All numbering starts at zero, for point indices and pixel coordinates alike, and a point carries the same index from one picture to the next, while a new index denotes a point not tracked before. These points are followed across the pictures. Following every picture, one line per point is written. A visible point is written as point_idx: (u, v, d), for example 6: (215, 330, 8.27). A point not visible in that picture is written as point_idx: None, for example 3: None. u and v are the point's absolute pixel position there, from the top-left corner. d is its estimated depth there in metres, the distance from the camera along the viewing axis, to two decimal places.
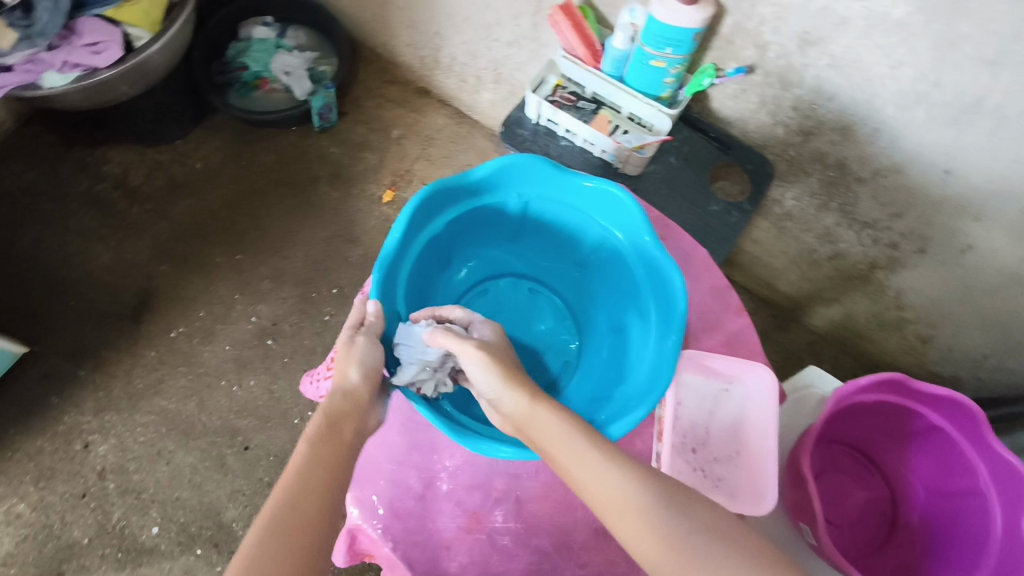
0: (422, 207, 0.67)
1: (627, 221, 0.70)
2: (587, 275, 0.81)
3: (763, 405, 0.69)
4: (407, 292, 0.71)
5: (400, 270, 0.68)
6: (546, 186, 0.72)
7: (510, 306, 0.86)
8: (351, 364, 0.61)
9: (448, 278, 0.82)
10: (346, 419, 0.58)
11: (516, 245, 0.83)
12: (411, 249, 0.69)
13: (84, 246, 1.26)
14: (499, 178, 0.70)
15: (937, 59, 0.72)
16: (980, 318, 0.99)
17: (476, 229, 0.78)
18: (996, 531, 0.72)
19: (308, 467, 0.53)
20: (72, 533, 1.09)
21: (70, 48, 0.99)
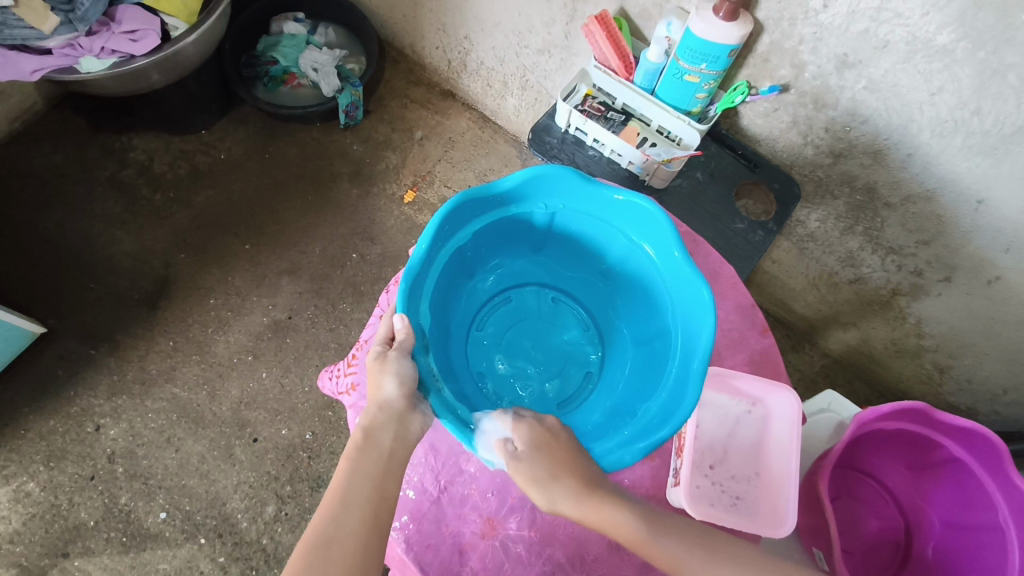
0: (451, 217, 0.66)
1: (659, 237, 0.68)
2: (612, 287, 0.80)
3: (785, 430, 0.67)
4: (432, 303, 0.69)
5: (426, 280, 0.66)
6: (577, 198, 0.70)
7: (533, 315, 0.85)
8: (387, 374, 0.59)
9: (472, 287, 0.80)
10: (384, 430, 0.59)
11: (541, 255, 0.82)
12: (437, 258, 0.68)
13: (107, 230, 1.28)
14: (531, 188, 0.69)
15: (979, 87, 0.70)
16: (1003, 351, 0.97)
17: (503, 239, 0.76)
18: (1013, 568, 0.69)
19: (349, 485, 0.56)
20: (78, 514, 1.10)
21: (109, 34, 1.01)
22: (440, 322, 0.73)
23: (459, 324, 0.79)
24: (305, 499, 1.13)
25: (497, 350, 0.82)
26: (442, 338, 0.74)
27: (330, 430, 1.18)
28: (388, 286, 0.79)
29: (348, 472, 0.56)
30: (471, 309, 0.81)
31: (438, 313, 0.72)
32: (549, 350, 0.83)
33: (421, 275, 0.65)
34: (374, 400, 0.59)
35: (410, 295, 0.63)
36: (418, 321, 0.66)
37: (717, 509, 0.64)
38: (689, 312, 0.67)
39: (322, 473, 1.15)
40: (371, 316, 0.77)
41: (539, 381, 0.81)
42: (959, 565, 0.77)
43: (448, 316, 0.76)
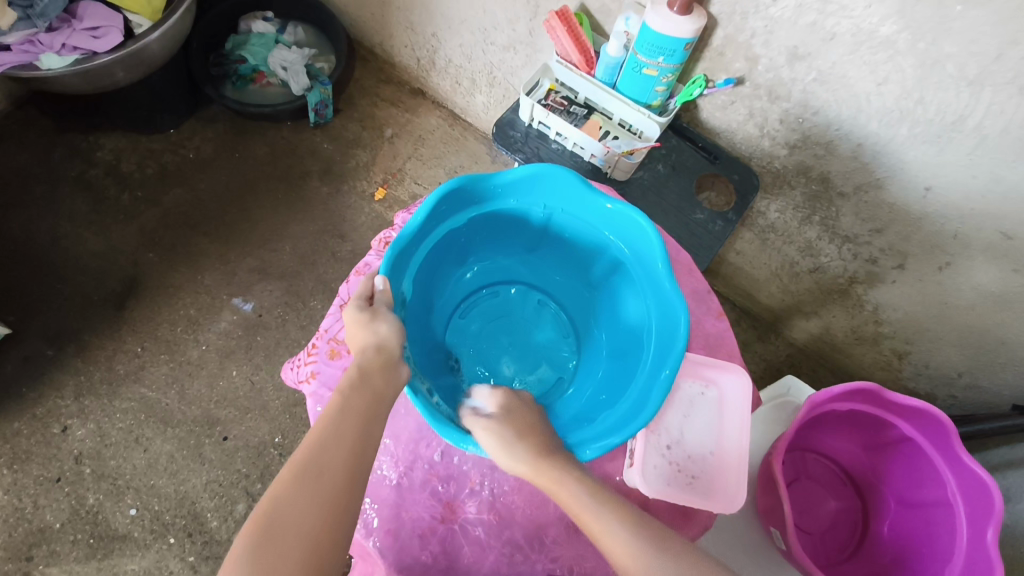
0: (449, 198, 0.66)
1: (647, 252, 0.68)
2: (597, 297, 0.80)
3: (738, 408, 0.70)
4: (417, 278, 0.70)
5: (414, 254, 0.67)
6: (574, 204, 0.70)
7: (515, 313, 0.85)
8: (385, 318, 0.60)
9: (461, 276, 0.81)
10: (378, 372, 0.58)
11: (532, 257, 0.82)
12: (427, 238, 0.68)
13: (73, 230, 1.26)
14: (529, 185, 0.69)
15: (921, 77, 0.73)
16: (957, 336, 0.99)
17: (496, 234, 0.77)
18: (960, 539, 0.72)
19: (337, 419, 0.54)
20: (44, 517, 1.09)
21: (70, 31, 1.01)
22: (421, 302, 0.73)
23: (441, 308, 0.80)
24: None
25: (476, 343, 0.83)
26: (422, 317, 0.74)
27: (301, 427, 1.18)
28: (351, 276, 0.79)
29: (340, 406, 0.55)
30: (456, 298, 0.82)
31: (422, 292, 0.73)
32: (526, 349, 0.84)
33: (409, 246, 0.65)
34: (366, 343, 0.59)
35: (394, 265, 0.63)
36: (400, 292, 0.66)
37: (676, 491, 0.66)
38: (664, 333, 0.66)
39: None
40: (332, 305, 0.77)
41: (511, 379, 0.81)
42: (910, 541, 0.79)
43: (432, 298, 0.76)
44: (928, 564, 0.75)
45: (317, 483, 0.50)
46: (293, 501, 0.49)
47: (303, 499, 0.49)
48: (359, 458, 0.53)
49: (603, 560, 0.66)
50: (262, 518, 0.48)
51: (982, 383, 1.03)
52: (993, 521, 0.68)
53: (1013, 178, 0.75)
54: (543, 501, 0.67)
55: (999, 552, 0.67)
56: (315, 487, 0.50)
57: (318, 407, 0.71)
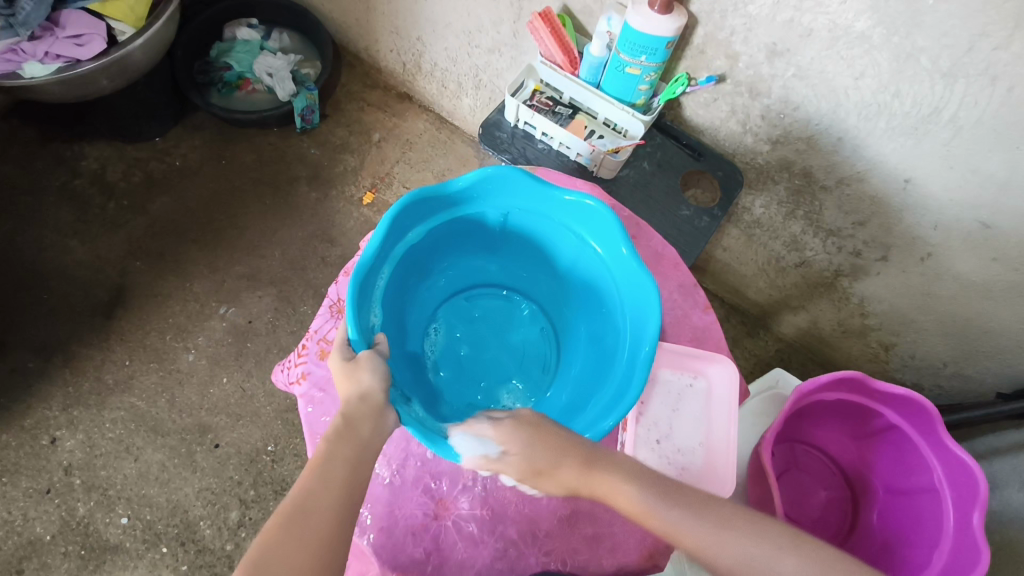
0: (498, 183, 0.68)
1: (639, 327, 0.66)
2: (586, 346, 0.77)
3: (725, 398, 0.70)
4: (430, 237, 0.71)
5: (441, 213, 0.69)
6: (609, 250, 0.69)
7: (511, 323, 0.84)
8: (368, 365, 0.57)
9: (485, 263, 0.82)
10: (365, 420, 0.56)
11: (552, 287, 0.81)
12: (456, 211, 0.70)
13: (59, 240, 1.26)
14: (576, 213, 0.69)
15: (897, 71, 0.74)
16: (941, 326, 1.01)
17: (531, 246, 0.76)
18: (948, 524, 0.73)
19: (324, 467, 0.54)
20: (34, 529, 1.08)
21: (53, 39, 1.01)
22: (427, 258, 0.75)
23: (450, 277, 0.81)
24: (270, 503, 1.12)
25: (464, 337, 0.83)
26: (421, 272, 0.76)
27: (294, 433, 1.17)
28: (339, 278, 0.79)
29: (324, 454, 0.55)
30: (472, 279, 0.83)
31: (434, 250, 0.75)
32: (503, 361, 0.82)
33: (437, 200, 0.67)
34: (350, 393, 0.57)
35: (408, 212, 0.66)
36: (405, 237, 0.68)
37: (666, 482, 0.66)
38: (623, 379, 0.64)
39: (287, 476, 1.15)
40: (321, 306, 0.78)
41: (465, 374, 0.80)
42: (899, 528, 0.80)
43: (443, 260, 0.78)
44: (917, 550, 0.76)
45: (305, 531, 0.50)
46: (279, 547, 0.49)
47: (290, 547, 0.49)
48: (348, 502, 0.53)
49: (596, 553, 0.66)
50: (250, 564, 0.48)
51: (967, 372, 1.04)
52: (980, 505, 0.70)
53: (989, 168, 0.77)
54: (535, 496, 0.67)
55: (985, 536, 0.68)
56: (302, 532, 0.50)
57: (309, 409, 0.72)
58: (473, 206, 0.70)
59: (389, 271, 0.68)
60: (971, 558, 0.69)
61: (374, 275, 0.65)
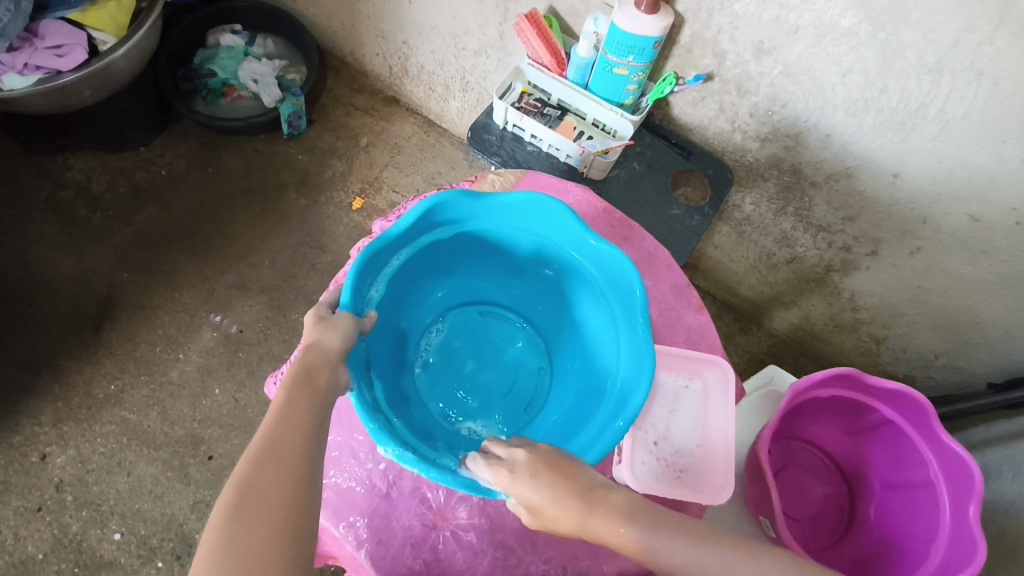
0: (537, 210, 0.66)
1: (634, 374, 0.63)
2: (575, 390, 0.74)
3: (721, 400, 0.70)
4: (457, 239, 0.71)
5: (472, 221, 0.68)
6: (623, 301, 0.66)
7: (509, 349, 0.82)
8: (336, 325, 0.57)
9: (507, 284, 0.80)
10: (323, 370, 0.55)
11: (564, 326, 0.78)
12: (487, 224, 0.69)
13: (44, 253, 1.24)
14: (597, 260, 0.67)
15: (883, 66, 0.74)
16: (932, 319, 1.01)
17: (553, 277, 0.74)
18: (944, 518, 0.73)
19: (285, 416, 0.52)
20: (26, 548, 1.06)
21: (33, 50, 1.00)
22: (451, 259, 0.74)
23: (467, 285, 0.80)
24: None
25: (460, 351, 0.81)
26: (440, 270, 0.75)
27: None
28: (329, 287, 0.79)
29: (283, 402, 0.53)
30: (491, 295, 0.82)
31: (463, 254, 0.74)
32: (489, 388, 0.80)
33: (473, 211, 0.67)
34: (313, 345, 0.56)
35: (443, 207, 0.65)
36: (434, 231, 0.67)
37: (665, 484, 0.66)
38: (607, 418, 0.62)
39: None
40: (313, 317, 0.77)
41: (448, 379, 0.79)
42: (896, 523, 0.81)
43: (468, 266, 0.77)
44: (914, 544, 0.77)
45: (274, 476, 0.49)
46: (254, 485, 0.48)
47: (259, 495, 0.48)
48: (310, 445, 0.52)
49: (596, 558, 0.66)
50: (226, 512, 0.47)
51: (958, 363, 1.04)
52: (976, 497, 0.70)
53: (976, 161, 0.77)
54: None
55: (981, 528, 0.69)
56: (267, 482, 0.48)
57: None
58: (508, 225, 0.69)
59: (408, 257, 0.67)
60: (968, 552, 0.69)
61: (390, 254, 0.65)
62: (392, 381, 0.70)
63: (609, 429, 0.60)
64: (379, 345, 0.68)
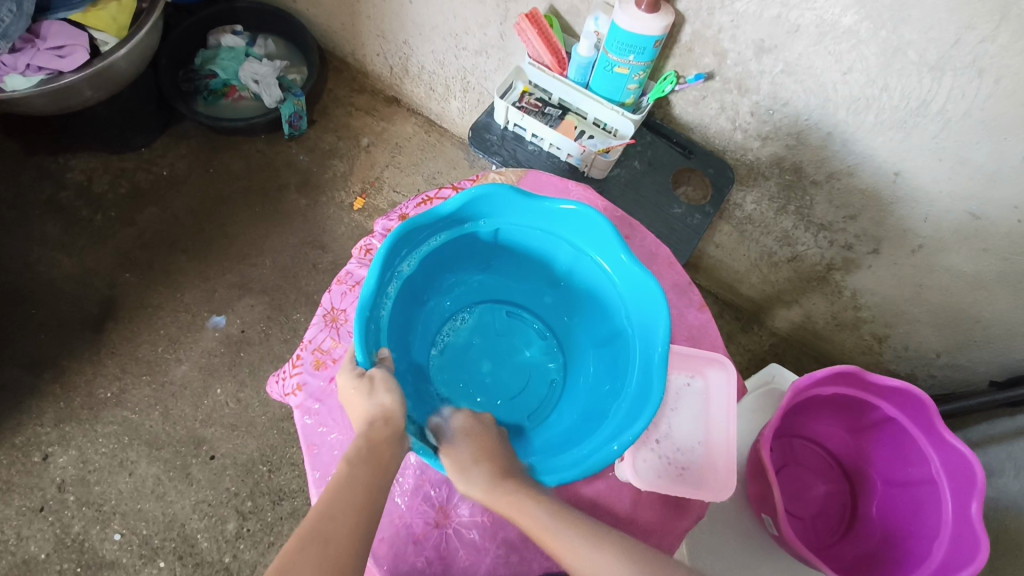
0: (584, 222, 0.67)
1: (642, 400, 0.62)
2: (582, 407, 0.72)
3: (723, 398, 0.71)
4: (501, 235, 0.72)
5: (519, 218, 0.69)
6: (644, 328, 0.66)
7: (527, 357, 0.81)
8: (385, 385, 0.56)
9: (543, 294, 0.80)
10: (385, 444, 0.55)
11: (588, 345, 0.77)
12: (532, 226, 0.70)
13: (45, 254, 1.24)
14: (630, 283, 0.67)
15: (884, 65, 0.75)
16: (934, 317, 1.01)
17: (588, 294, 0.74)
18: (947, 515, 0.73)
19: (342, 490, 0.52)
20: (28, 548, 1.06)
21: (35, 51, 1.00)
22: (491, 254, 0.75)
23: (502, 284, 0.81)
24: (267, 514, 1.11)
25: (480, 347, 0.80)
26: (478, 261, 0.77)
27: (290, 442, 1.16)
28: (331, 287, 0.79)
29: (342, 478, 0.53)
30: (524, 301, 0.81)
31: (506, 253, 0.75)
32: (498, 389, 0.78)
33: (520, 208, 0.68)
34: (368, 414, 0.56)
35: (492, 200, 0.67)
36: (480, 222, 0.69)
37: (668, 482, 0.66)
38: (610, 436, 0.62)
39: (284, 486, 1.14)
40: (315, 316, 0.77)
41: (459, 371, 0.78)
42: (899, 521, 0.81)
43: (508, 266, 0.77)
44: (916, 541, 0.77)
45: (327, 551, 0.48)
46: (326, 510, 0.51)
47: (308, 564, 0.47)
48: (366, 526, 0.52)
49: None
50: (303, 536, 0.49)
51: (959, 361, 1.04)
52: (978, 493, 0.70)
53: (978, 159, 0.77)
54: None
55: (983, 525, 0.69)
56: (320, 555, 0.48)
57: (307, 419, 0.71)
58: (551, 229, 0.70)
59: (445, 242, 0.69)
60: (969, 550, 0.69)
61: (431, 231, 0.67)
62: (403, 361, 0.70)
63: (603, 450, 0.61)
64: (398, 320, 0.69)
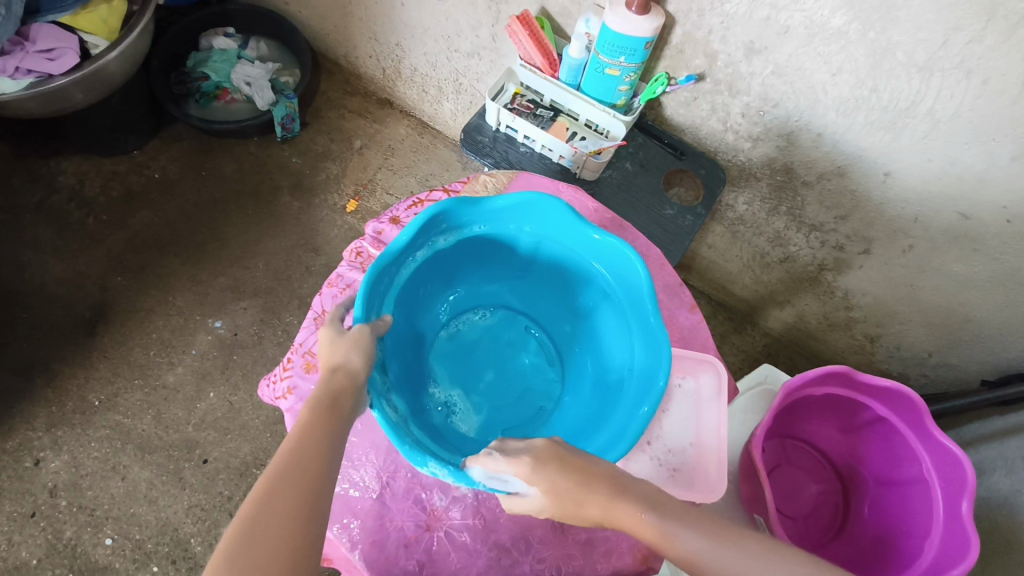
0: (624, 262, 0.67)
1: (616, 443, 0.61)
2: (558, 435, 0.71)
3: (713, 398, 0.71)
4: (544, 249, 0.72)
5: (567, 239, 0.70)
6: (638, 393, 0.65)
7: (528, 373, 0.79)
8: (358, 345, 0.57)
9: (567, 324, 0.79)
10: (347, 393, 0.54)
11: (586, 384, 0.75)
12: (577, 251, 0.70)
13: (37, 257, 1.23)
14: (647, 333, 0.66)
15: (873, 66, 0.75)
16: (925, 317, 1.02)
17: (607, 330, 0.73)
18: (938, 513, 0.74)
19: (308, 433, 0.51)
20: (20, 554, 1.05)
21: (24, 54, 0.99)
22: (530, 266, 0.76)
23: (534, 300, 0.81)
24: None
25: (487, 354, 0.80)
26: (516, 268, 0.77)
27: None
28: (322, 289, 0.79)
29: (305, 421, 0.52)
30: (548, 323, 0.81)
31: (539, 265, 0.75)
32: (485, 396, 0.77)
33: (572, 230, 0.69)
34: (334, 362, 0.56)
35: (547, 212, 0.67)
36: (530, 230, 0.70)
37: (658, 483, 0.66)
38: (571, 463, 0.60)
39: None
40: (305, 319, 0.77)
41: (459, 362, 0.78)
42: (890, 520, 0.81)
43: (539, 280, 0.78)
44: (908, 540, 0.77)
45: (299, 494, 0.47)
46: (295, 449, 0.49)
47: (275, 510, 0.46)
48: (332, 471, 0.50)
49: (589, 557, 0.67)
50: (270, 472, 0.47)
51: (951, 361, 1.05)
52: (968, 492, 0.70)
53: (967, 159, 0.78)
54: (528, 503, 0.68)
55: (974, 523, 0.69)
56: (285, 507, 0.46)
57: None
58: (589, 255, 0.70)
59: (488, 236, 0.70)
60: (960, 547, 0.70)
61: (483, 217, 0.68)
62: (401, 336, 0.70)
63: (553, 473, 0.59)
64: (410, 293, 0.70)
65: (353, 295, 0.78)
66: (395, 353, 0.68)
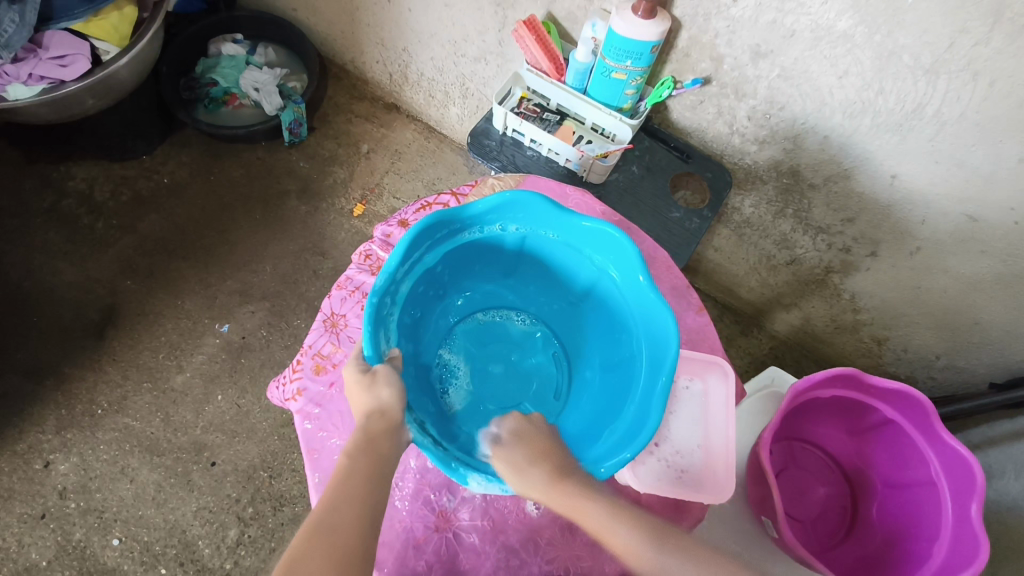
0: (661, 316, 0.65)
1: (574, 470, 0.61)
2: None
3: (718, 397, 0.71)
4: (600, 281, 0.71)
5: (618, 275, 0.69)
6: (615, 443, 0.63)
7: (535, 386, 0.79)
8: (385, 380, 0.56)
9: (593, 363, 0.77)
10: (383, 437, 0.55)
11: (579, 418, 0.74)
12: (627, 294, 0.69)
13: (47, 261, 1.24)
14: (651, 388, 0.64)
15: (880, 68, 0.75)
16: (932, 319, 1.02)
17: (621, 375, 0.71)
18: (949, 516, 0.73)
19: (342, 485, 0.52)
20: (29, 555, 1.06)
21: (37, 60, 1.01)
22: (580, 293, 0.75)
23: (577, 330, 0.79)
24: (268, 520, 1.11)
25: (508, 359, 0.80)
26: (567, 291, 0.77)
27: (291, 448, 1.17)
28: (331, 292, 0.79)
29: (344, 472, 0.53)
30: (577, 356, 0.79)
31: (593, 299, 0.74)
32: (486, 391, 0.78)
33: (626, 269, 0.67)
34: (367, 408, 0.56)
35: (613, 248, 0.67)
36: (595, 259, 0.70)
37: (667, 486, 0.67)
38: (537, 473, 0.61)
39: (285, 492, 1.14)
40: (314, 321, 0.78)
41: (481, 347, 0.80)
42: (899, 523, 0.81)
43: (593, 318, 0.77)
44: (917, 543, 0.77)
45: (333, 544, 0.49)
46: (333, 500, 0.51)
47: (316, 559, 0.48)
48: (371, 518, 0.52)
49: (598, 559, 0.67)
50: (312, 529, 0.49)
51: (959, 363, 1.05)
52: (977, 495, 0.70)
53: (973, 161, 0.78)
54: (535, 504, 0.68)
55: (984, 525, 0.69)
56: (327, 547, 0.49)
57: (307, 424, 0.71)
58: (629, 297, 0.68)
59: (554, 246, 0.71)
60: (970, 550, 0.69)
61: (556, 228, 0.69)
62: (430, 297, 0.74)
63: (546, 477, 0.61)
64: (459, 261, 0.73)
65: (362, 298, 0.78)
66: (417, 306, 0.72)
